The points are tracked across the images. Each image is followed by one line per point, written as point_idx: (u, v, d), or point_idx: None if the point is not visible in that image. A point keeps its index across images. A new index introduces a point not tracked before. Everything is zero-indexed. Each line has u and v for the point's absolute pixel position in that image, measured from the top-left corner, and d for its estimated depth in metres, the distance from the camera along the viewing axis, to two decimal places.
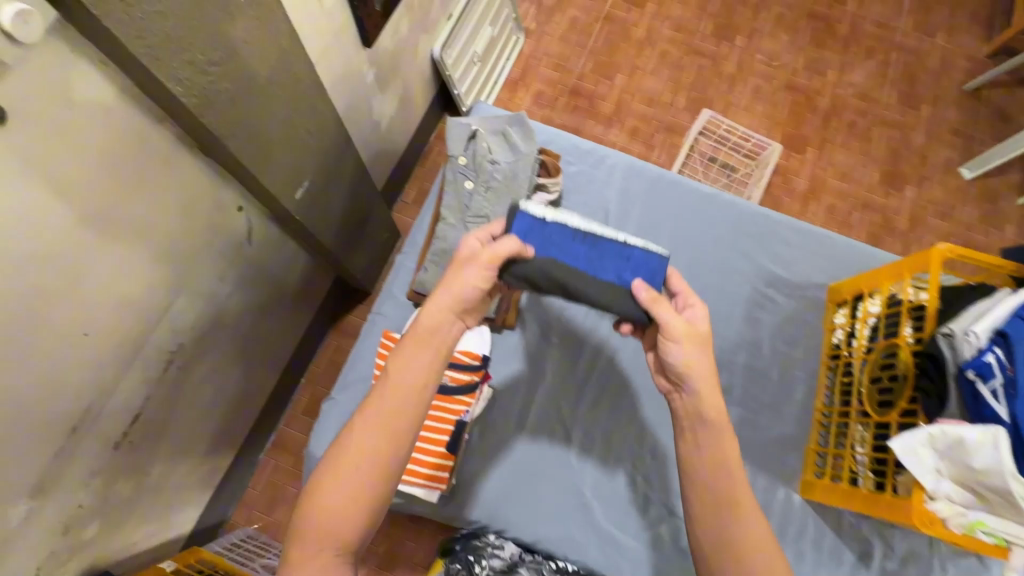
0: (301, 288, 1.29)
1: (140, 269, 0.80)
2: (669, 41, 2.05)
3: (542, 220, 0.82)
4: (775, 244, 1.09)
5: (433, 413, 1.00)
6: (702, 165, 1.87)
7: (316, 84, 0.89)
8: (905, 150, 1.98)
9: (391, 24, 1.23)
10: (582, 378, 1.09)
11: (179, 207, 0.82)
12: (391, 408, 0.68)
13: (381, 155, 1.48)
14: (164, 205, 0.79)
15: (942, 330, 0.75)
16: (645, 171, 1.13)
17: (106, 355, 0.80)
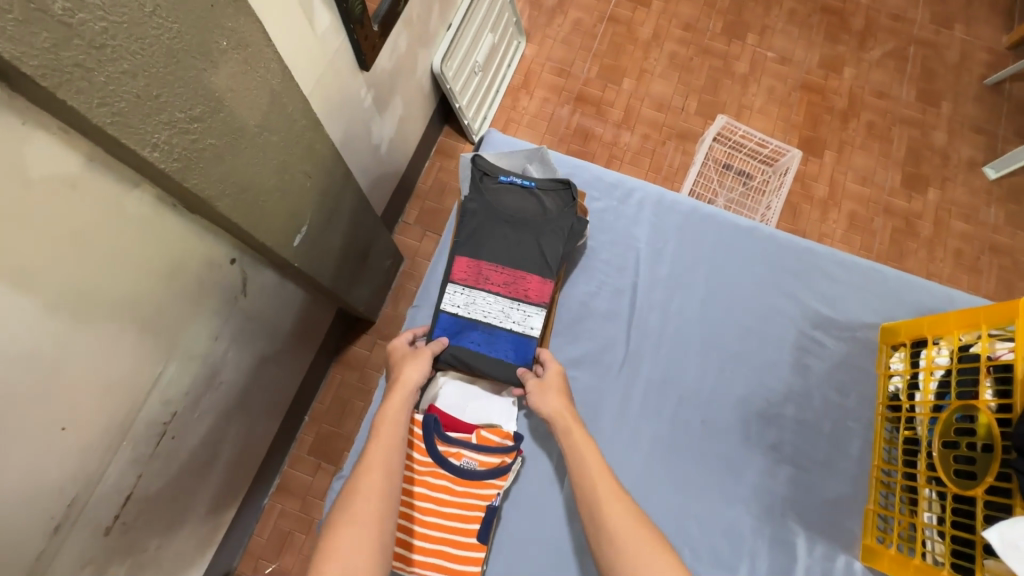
0: (298, 326, 1.24)
1: (124, 344, 0.74)
2: (677, 41, 1.96)
3: (455, 315, 0.79)
4: (820, 278, 0.92)
5: (459, 498, 0.86)
6: (716, 174, 1.80)
7: (306, 120, 0.82)
8: (925, 150, 1.90)
9: (390, 43, 1.16)
10: None
11: (165, 275, 0.76)
12: (389, 449, 0.70)
13: (382, 177, 1.41)
14: (148, 275, 0.73)
15: None
16: (667, 195, 0.94)
17: (91, 439, 0.74)
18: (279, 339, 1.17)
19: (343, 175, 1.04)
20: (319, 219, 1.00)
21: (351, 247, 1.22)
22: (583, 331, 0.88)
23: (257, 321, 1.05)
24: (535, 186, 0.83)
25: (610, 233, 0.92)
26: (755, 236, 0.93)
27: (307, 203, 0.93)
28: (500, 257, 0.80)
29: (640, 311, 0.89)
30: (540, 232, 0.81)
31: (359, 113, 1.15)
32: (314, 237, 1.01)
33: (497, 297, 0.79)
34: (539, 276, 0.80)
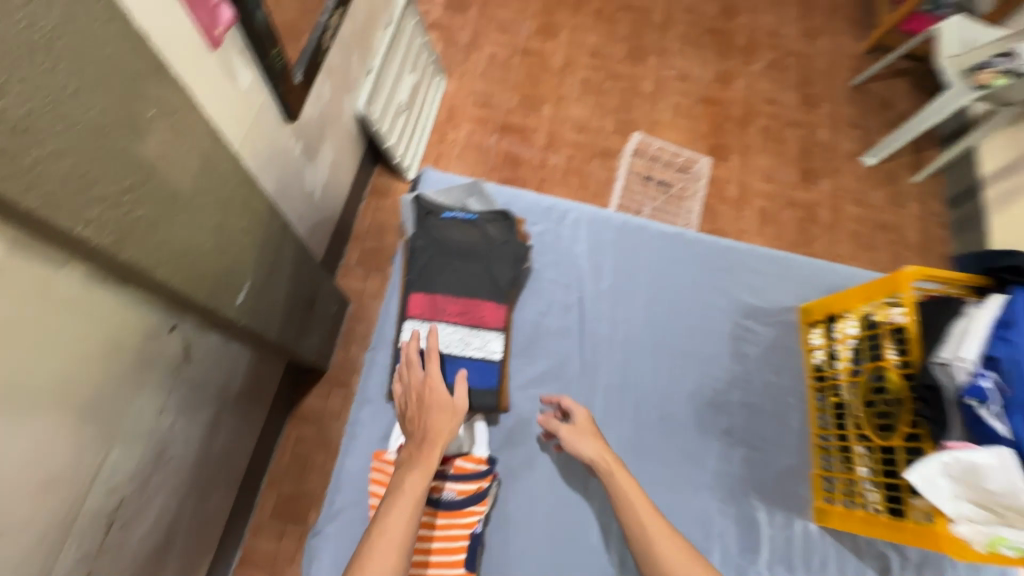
0: (247, 385, 1.19)
1: (63, 431, 0.69)
2: (587, 68, 2.11)
3: (417, 352, 0.81)
4: (746, 272, 1.01)
5: (439, 534, 0.81)
6: (639, 185, 1.93)
7: (238, 175, 0.82)
8: (813, 147, 2.14)
9: (314, 93, 1.17)
10: None
11: (101, 353, 0.72)
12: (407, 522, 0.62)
13: (319, 223, 1.41)
14: (84, 355, 0.70)
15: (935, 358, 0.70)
16: (602, 213, 1.01)
17: (33, 541, 0.68)
18: (228, 403, 1.12)
19: (280, 227, 1.03)
20: (261, 274, 0.99)
21: (296, 298, 1.20)
22: (539, 350, 0.91)
23: (204, 387, 1.00)
24: (477, 219, 0.87)
25: (553, 255, 0.97)
26: (685, 241, 1.01)
27: (247, 259, 0.92)
28: (453, 290, 0.82)
29: (591, 324, 0.94)
30: (488, 260, 0.85)
31: (290, 164, 1.14)
32: (257, 293, 0.98)
33: (455, 328, 0.81)
34: (492, 302, 0.83)
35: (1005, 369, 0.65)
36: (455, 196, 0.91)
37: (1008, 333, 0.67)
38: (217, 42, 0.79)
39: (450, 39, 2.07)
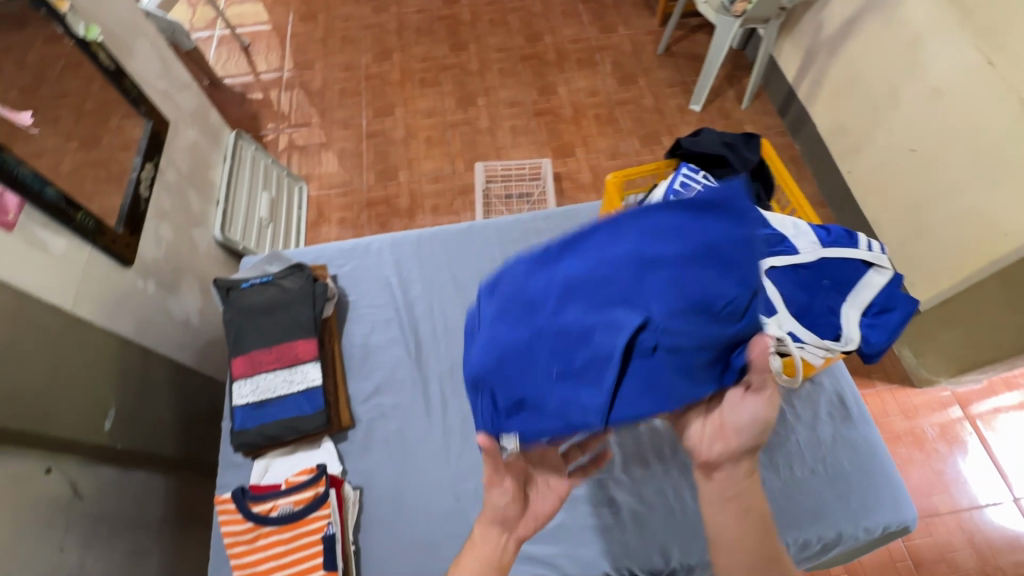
0: (174, 509, 1.25)
1: None
2: (428, 127, 2.35)
3: (248, 404, 0.91)
4: (533, 236, 1.15)
5: (292, 555, 0.79)
6: (504, 204, 2.11)
7: (58, 317, 1.00)
8: (645, 114, 2.36)
9: (149, 234, 1.33)
10: (441, 406, 0.98)
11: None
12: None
13: (212, 342, 1.48)
14: None
15: None
16: (397, 235, 1.15)
17: None
18: (151, 532, 1.16)
19: (139, 352, 1.18)
20: (129, 400, 1.13)
21: (190, 415, 1.31)
22: (373, 365, 1.02)
23: (111, 517, 1.07)
24: (273, 278, 1.00)
25: (365, 283, 1.10)
26: (474, 230, 1.16)
27: (103, 392, 1.06)
28: (263, 344, 0.95)
29: (412, 328, 1.06)
30: (290, 308, 0.97)
31: (146, 302, 1.27)
32: (130, 417, 1.13)
33: (273, 373, 0.93)
34: (303, 339, 0.95)
35: None
36: (259, 267, 1.07)
37: None
38: (11, 223, 0.95)
39: (302, 150, 2.31)
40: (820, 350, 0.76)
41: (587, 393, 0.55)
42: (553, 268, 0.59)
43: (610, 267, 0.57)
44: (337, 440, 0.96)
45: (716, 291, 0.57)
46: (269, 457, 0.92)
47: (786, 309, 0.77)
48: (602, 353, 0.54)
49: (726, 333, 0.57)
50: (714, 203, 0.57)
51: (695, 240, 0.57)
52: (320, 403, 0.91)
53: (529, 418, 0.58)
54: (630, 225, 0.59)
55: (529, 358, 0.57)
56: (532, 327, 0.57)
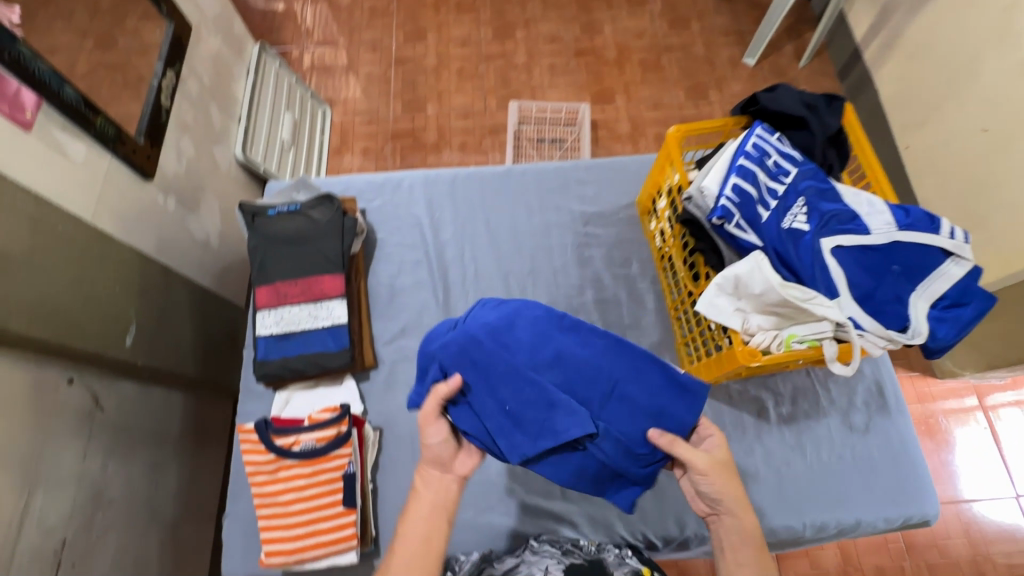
0: (191, 427, 1.27)
1: None
2: (461, 57, 2.17)
3: (272, 335, 0.89)
4: (574, 187, 1.08)
5: (312, 489, 0.81)
6: (534, 149, 2.01)
7: (78, 228, 0.96)
8: (697, 67, 2.13)
9: (170, 147, 1.27)
10: None
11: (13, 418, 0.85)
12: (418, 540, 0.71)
13: (229, 266, 1.45)
14: None
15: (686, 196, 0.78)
16: (431, 173, 1.08)
17: None
18: (170, 446, 1.20)
19: (160, 270, 1.16)
20: (150, 318, 1.11)
21: (209, 337, 1.31)
22: (399, 307, 1.00)
23: (131, 430, 1.09)
24: (300, 207, 0.95)
25: (394, 222, 1.05)
26: (512, 175, 1.09)
27: (125, 307, 1.05)
28: (289, 275, 0.91)
29: (440, 272, 1.02)
30: (318, 241, 0.93)
31: (166, 219, 1.23)
32: (150, 336, 1.11)
33: (297, 306, 0.90)
34: (329, 274, 0.91)
35: (739, 183, 0.71)
36: (286, 194, 1.02)
37: (740, 156, 0.74)
38: (29, 123, 0.90)
39: (324, 71, 2.15)
40: (880, 339, 0.71)
41: (510, 440, 0.70)
42: (555, 342, 0.72)
43: (590, 379, 0.72)
44: (359, 379, 0.94)
45: (643, 436, 0.72)
46: (291, 390, 0.91)
47: (849, 293, 0.71)
48: (541, 429, 0.70)
49: (629, 472, 0.72)
50: (686, 386, 0.72)
51: (651, 401, 0.73)
52: (344, 342, 0.89)
53: (461, 415, 0.73)
54: (631, 358, 0.74)
55: (492, 374, 0.70)
56: (509, 363, 0.70)
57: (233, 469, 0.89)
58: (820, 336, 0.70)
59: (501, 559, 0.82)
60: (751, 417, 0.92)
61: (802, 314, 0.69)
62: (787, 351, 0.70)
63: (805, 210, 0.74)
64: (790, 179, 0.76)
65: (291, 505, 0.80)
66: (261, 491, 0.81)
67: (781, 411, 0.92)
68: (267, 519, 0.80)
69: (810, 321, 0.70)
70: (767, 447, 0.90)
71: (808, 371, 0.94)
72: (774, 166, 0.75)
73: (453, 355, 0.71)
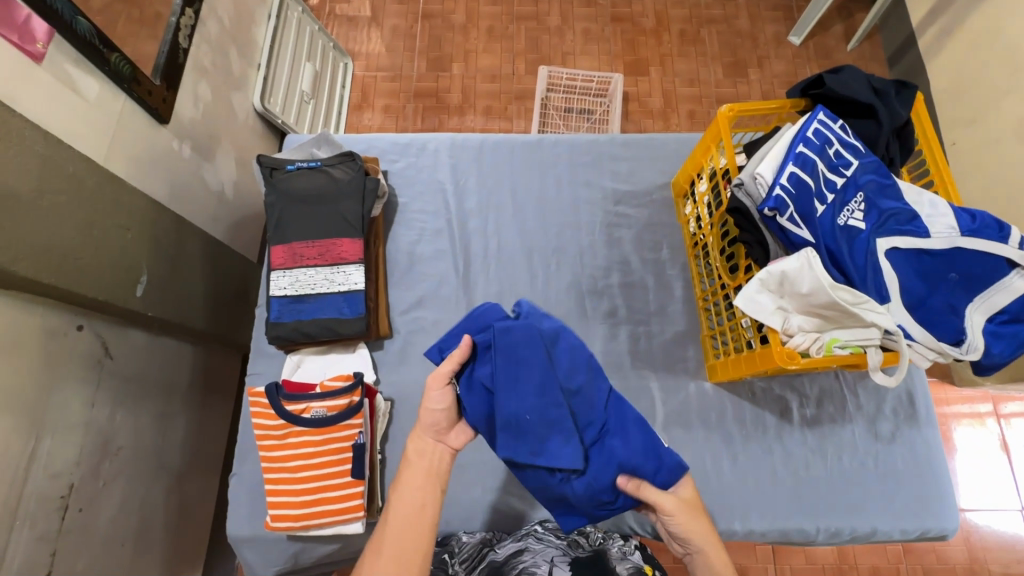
0: (199, 380, 1.26)
1: None
2: (492, 16, 2.06)
3: (285, 296, 0.86)
4: (607, 163, 1.02)
5: (321, 458, 0.79)
6: (561, 118, 1.93)
7: (90, 170, 0.92)
8: (739, 41, 2.01)
9: (187, 90, 1.21)
10: None
11: (22, 362, 0.84)
12: (410, 514, 0.65)
13: (243, 219, 1.42)
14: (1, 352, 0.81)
15: (735, 183, 0.72)
16: (458, 137, 1.03)
17: None
18: (179, 398, 1.19)
19: (174, 220, 1.13)
20: (161, 268, 1.09)
21: (222, 291, 1.29)
22: (416, 276, 0.96)
23: (140, 380, 1.08)
24: (321, 164, 0.91)
25: (417, 186, 1.01)
26: (543, 146, 1.03)
27: (136, 256, 1.02)
28: (306, 236, 0.88)
29: (462, 243, 0.98)
30: (337, 201, 0.89)
31: (181, 166, 1.19)
32: (161, 286, 1.09)
33: (313, 268, 0.87)
34: (348, 237, 0.88)
35: (795, 173, 0.66)
36: (306, 150, 0.97)
37: (799, 143, 0.68)
38: (40, 55, 0.85)
39: (347, 20, 2.05)
40: (929, 351, 0.67)
41: (508, 441, 0.65)
42: (583, 376, 0.70)
43: (586, 423, 0.70)
44: (373, 348, 0.92)
45: (610, 483, 0.69)
46: (302, 353, 0.89)
47: (901, 299, 0.67)
48: (535, 444, 0.66)
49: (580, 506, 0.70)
50: (665, 460, 0.69)
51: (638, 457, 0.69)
52: (359, 309, 0.86)
53: (470, 399, 0.67)
54: (625, 416, 0.71)
55: (532, 374, 0.66)
56: (547, 373, 0.66)
57: (241, 430, 0.88)
58: (865, 343, 0.65)
59: (502, 542, 0.82)
60: (773, 417, 0.89)
61: (849, 319, 0.65)
62: (828, 356, 0.66)
63: (863, 207, 0.69)
64: (850, 172, 0.70)
65: (298, 473, 0.79)
66: (268, 455, 0.80)
67: (805, 413, 0.89)
68: (274, 484, 0.79)
69: (855, 326, 0.65)
70: (789, 450, 0.87)
71: (837, 374, 0.90)
72: (835, 156, 0.69)
73: (511, 343, 0.66)
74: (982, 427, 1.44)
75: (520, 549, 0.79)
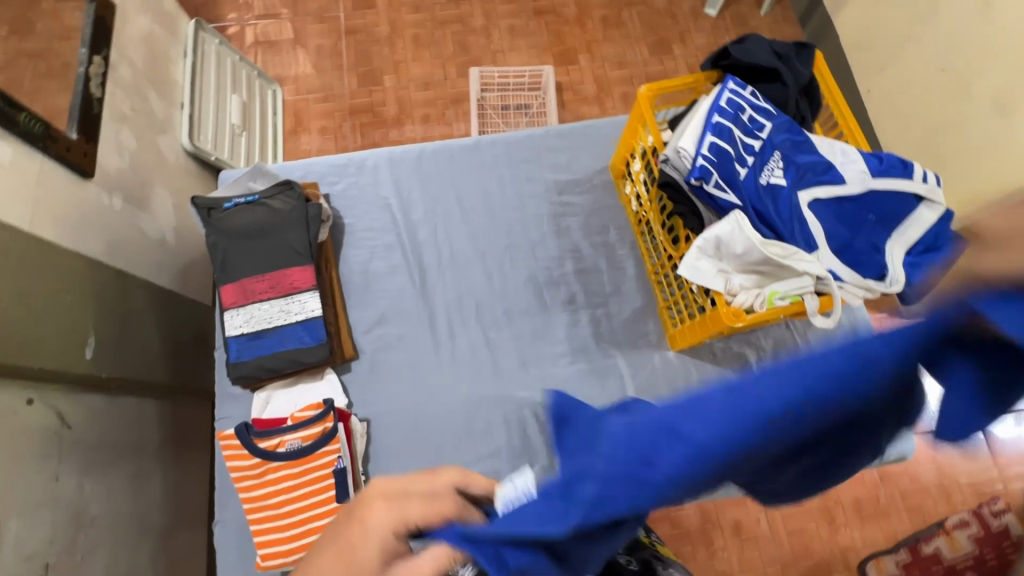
0: (167, 434, 1.22)
1: None
2: (416, 24, 2.06)
3: (242, 334, 0.85)
4: (546, 154, 1.05)
5: (303, 489, 0.79)
6: (500, 117, 1.94)
7: (17, 237, 0.89)
8: (659, 19, 2.07)
9: (109, 140, 1.17)
10: (450, 336, 0.94)
11: None
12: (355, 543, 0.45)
13: (190, 263, 1.38)
14: None
15: (661, 159, 0.76)
16: (395, 150, 1.03)
17: None
18: (150, 455, 1.16)
19: (115, 275, 1.09)
20: (109, 327, 1.06)
21: (176, 341, 1.26)
22: (375, 294, 0.96)
23: (106, 445, 1.05)
24: (259, 197, 0.90)
25: (362, 204, 1.01)
26: (482, 147, 1.04)
27: (80, 319, 0.99)
28: (254, 271, 0.87)
29: (415, 254, 0.99)
30: (281, 230, 0.88)
31: (115, 219, 1.15)
32: (112, 346, 1.06)
33: (267, 302, 0.86)
34: (298, 266, 0.87)
35: (713, 142, 0.70)
36: (241, 185, 0.96)
37: (714, 114, 0.72)
38: None
39: (269, 46, 2.00)
40: (859, 290, 0.72)
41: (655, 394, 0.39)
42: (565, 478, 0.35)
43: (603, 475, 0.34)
44: (341, 372, 0.92)
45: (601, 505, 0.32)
46: (270, 389, 0.88)
47: (828, 245, 0.72)
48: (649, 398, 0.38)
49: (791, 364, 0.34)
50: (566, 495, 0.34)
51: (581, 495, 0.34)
52: (321, 337, 0.86)
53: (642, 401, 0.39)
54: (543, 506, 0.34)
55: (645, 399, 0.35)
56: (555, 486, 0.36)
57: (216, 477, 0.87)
58: (803, 291, 0.69)
59: None
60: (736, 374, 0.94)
61: (784, 271, 0.69)
62: (772, 309, 0.70)
63: (781, 165, 0.73)
64: (765, 134, 0.74)
65: (282, 508, 0.78)
66: (251, 497, 0.80)
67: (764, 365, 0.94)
68: (258, 525, 0.79)
69: (793, 276, 0.69)
70: None
71: (791, 325, 0.95)
72: (749, 121, 0.74)
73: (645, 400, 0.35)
74: None
75: None
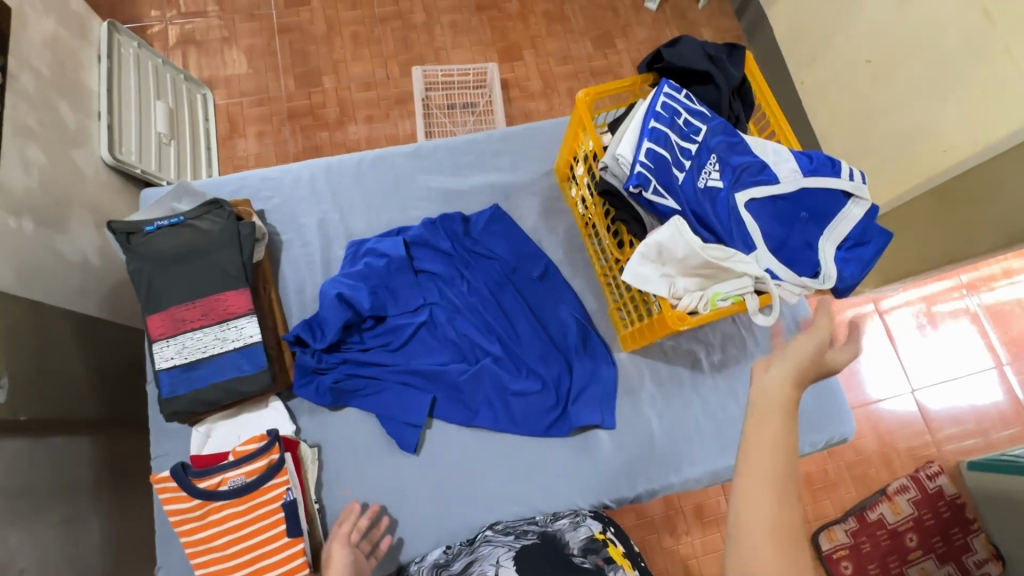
0: (104, 471, 1.14)
1: None
2: (354, 21, 1.98)
3: (173, 366, 0.80)
4: (488, 159, 1.04)
5: (251, 526, 0.79)
6: (446, 116, 1.90)
7: None
8: (601, 13, 2.07)
9: (14, 157, 1.06)
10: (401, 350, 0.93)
11: None
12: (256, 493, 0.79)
13: (119, 285, 1.28)
14: None
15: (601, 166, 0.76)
16: (332, 161, 1.00)
17: None
18: (84, 495, 1.08)
19: (28, 307, 1.01)
20: (24, 364, 0.98)
21: (106, 372, 1.18)
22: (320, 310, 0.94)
23: (33, 490, 0.97)
24: (185, 218, 0.85)
25: (300, 219, 0.97)
26: (422, 154, 1.02)
27: None
28: (183, 298, 0.82)
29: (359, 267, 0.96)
30: (210, 252, 0.83)
31: (26, 244, 1.05)
32: (29, 384, 0.98)
33: (199, 331, 0.81)
34: (231, 290, 0.82)
35: (650, 149, 0.70)
36: (164, 206, 0.90)
37: (651, 119, 0.72)
38: None
39: (196, 46, 1.88)
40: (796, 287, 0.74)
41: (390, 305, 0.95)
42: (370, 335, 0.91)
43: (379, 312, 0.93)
44: (286, 398, 0.94)
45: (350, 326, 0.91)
46: (209, 423, 0.89)
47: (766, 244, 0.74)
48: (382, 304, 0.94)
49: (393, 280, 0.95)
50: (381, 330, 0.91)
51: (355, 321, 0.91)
52: (261, 362, 0.82)
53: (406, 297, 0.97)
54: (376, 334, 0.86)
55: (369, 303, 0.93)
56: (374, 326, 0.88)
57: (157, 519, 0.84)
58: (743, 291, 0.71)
59: (455, 559, 0.81)
60: (686, 370, 0.98)
61: (724, 273, 0.71)
62: (715, 310, 0.71)
63: (718, 167, 0.75)
64: (700, 137, 0.75)
65: (228, 548, 0.78)
66: (195, 540, 0.79)
67: (712, 359, 0.99)
68: (204, 567, 0.78)
69: (731, 277, 0.72)
70: (705, 398, 0.97)
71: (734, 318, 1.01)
72: (685, 125, 0.74)
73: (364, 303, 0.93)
74: (872, 324, 1.60)
75: (470, 559, 0.78)
